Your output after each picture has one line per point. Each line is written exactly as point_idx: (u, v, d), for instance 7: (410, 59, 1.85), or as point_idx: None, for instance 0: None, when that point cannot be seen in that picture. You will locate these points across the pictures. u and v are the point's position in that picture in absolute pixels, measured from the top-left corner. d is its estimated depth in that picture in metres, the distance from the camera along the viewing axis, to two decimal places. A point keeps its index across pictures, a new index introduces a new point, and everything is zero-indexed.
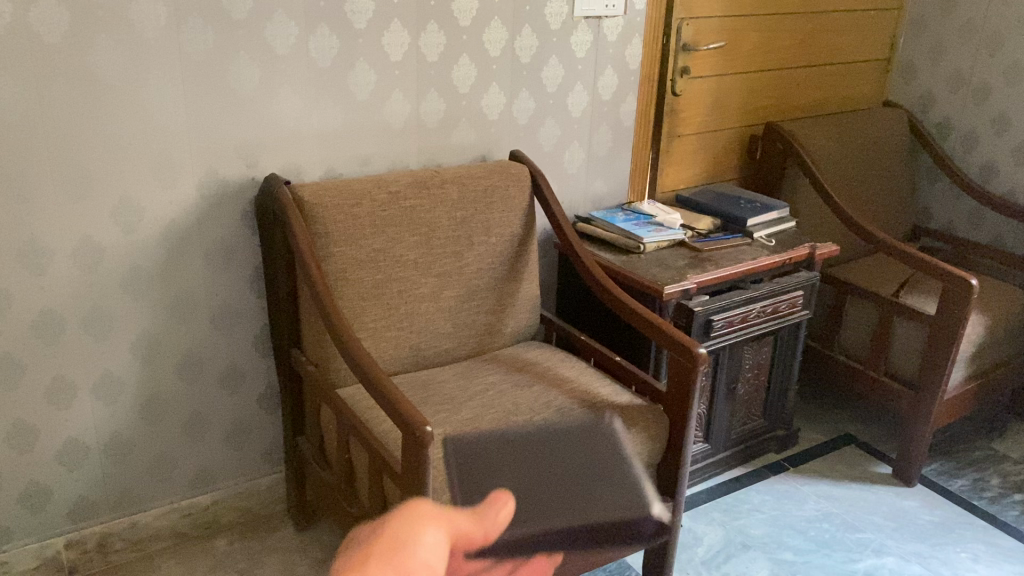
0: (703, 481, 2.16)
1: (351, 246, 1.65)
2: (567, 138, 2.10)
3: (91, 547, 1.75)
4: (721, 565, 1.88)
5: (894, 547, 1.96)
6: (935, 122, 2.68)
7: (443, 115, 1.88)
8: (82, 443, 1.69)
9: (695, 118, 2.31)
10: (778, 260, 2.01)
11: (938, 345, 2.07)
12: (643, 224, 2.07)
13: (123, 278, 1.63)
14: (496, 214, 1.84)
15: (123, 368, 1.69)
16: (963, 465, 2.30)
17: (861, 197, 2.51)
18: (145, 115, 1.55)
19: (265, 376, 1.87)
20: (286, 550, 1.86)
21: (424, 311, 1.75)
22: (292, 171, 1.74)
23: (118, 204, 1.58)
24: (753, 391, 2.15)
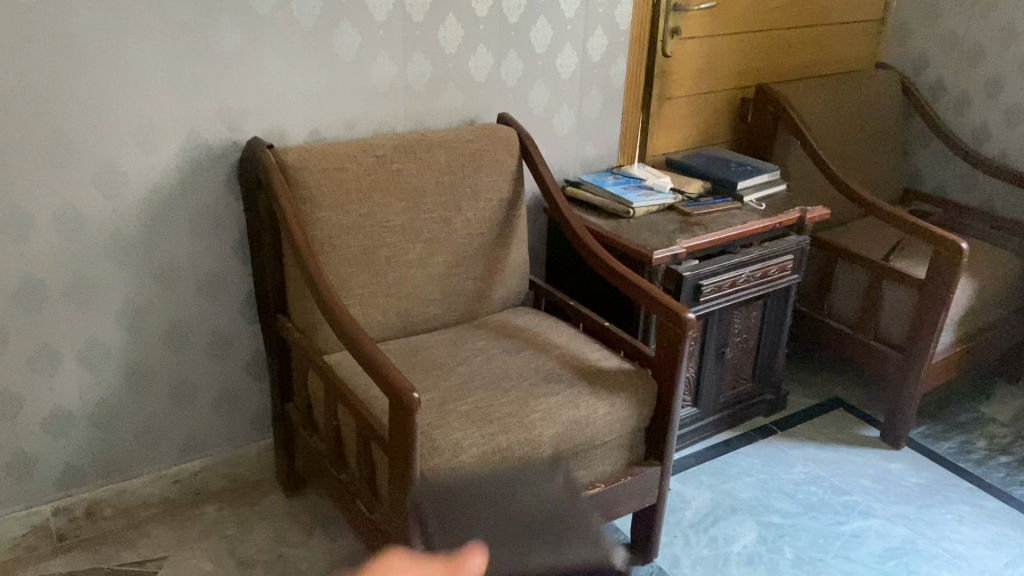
0: (691, 444, 2.16)
1: (337, 212, 1.63)
2: (557, 101, 2.07)
3: (80, 514, 1.74)
4: (709, 527, 1.89)
5: (880, 510, 1.98)
6: (928, 85, 2.65)
7: (430, 77, 1.85)
8: (69, 410, 1.68)
9: (686, 80, 2.28)
10: (768, 224, 2.00)
11: (927, 309, 2.07)
12: (633, 188, 2.05)
13: (106, 244, 1.61)
14: (485, 178, 1.82)
15: (109, 336, 1.67)
16: (951, 428, 2.31)
17: (853, 161, 2.49)
18: (124, 78, 1.51)
19: (252, 343, 1.85)
20: (276, 516, 1.86)
21: (412, 276, 1.74)
22: (277, 135, 1.71)
23: (100, 170, 1.55)
24: (742, 355, 2.15)
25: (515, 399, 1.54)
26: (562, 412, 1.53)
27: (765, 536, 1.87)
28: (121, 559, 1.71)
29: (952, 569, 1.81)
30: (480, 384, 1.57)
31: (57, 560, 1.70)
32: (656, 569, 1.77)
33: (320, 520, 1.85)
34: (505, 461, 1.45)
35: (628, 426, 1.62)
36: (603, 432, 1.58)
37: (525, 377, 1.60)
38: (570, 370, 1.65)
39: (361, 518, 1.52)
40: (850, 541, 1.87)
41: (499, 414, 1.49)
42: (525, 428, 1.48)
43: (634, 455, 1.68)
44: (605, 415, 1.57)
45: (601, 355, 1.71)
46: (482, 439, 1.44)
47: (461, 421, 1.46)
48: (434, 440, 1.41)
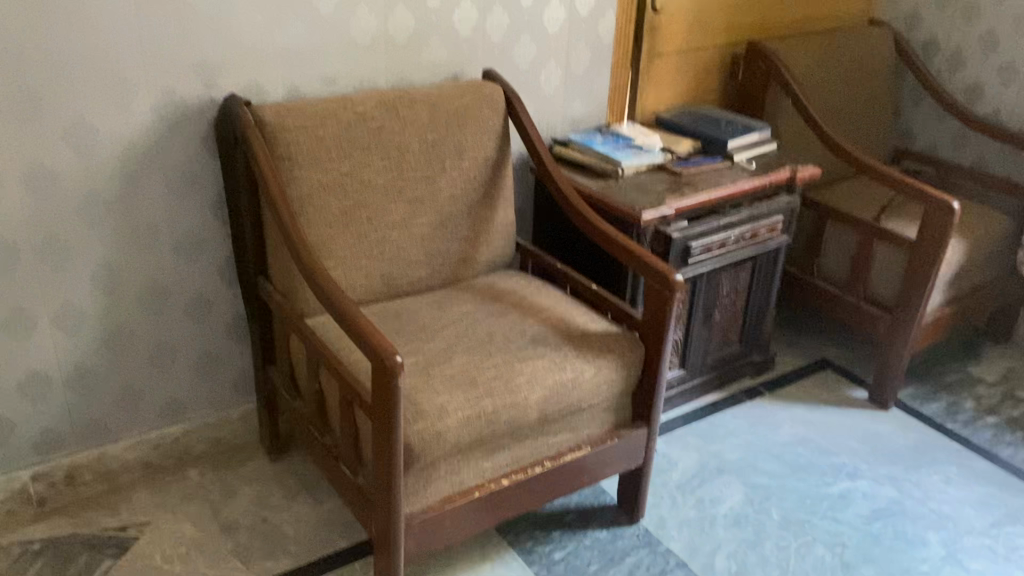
0: (679, 406, 2.15)
1: (317, 170, 1.59)
2: (544, 57, 2.02)
3: (59, 479, 1.72)
4: (696, 489, 1.89)
5: (868, 471, 1.98)
6: (921, 41, 2.61)
7: (412, 31, 1.80)
8: (45, 374, 1.65)
9: (676, 36, 2.23)
10: (758, 183, 1.97)
11: (917, 269, 2.05)
12: (622, 147, 2.01)
13: (79, 204, 1.56)
14: (469, 136, 1.77)
15: (84, 298, 1.63)
16: (938, 389, 2.31)
17: (845, 119, 2.46)
18: (94, 30, 1.46)
19: (233, 306, 1.82)
20: (259, 480, 1.83)
21: (395, 237, 1.70)
22: (254, 90, 1.66)
23: (71, 126, 1.50)
24: (730, 317, 2.13)
25: (500, 362, 1.51)
26: (548, 374, 1.51)
27: (752, 497, 1.87)
28: (102, 524, 1.69)
29: (938, 529, 1.81)
30: (464, 347, 1.54)
31: (38, 526, 1.68)
32: (643, 531, 1.76)
33: (304, 484, 1.83)
34: (490, 424, 1.43)
35: (615, 389, 1.60)
36: (589, 395, 1.56)
37: (511, 339, 1.58)
38: (556, 333, 1.62)
39: (345, 482, 1.50)
40: (838, 502, 1.87)
41: (484, 377, 1.47)
42: (511, 391, 1.46)
43: (621, 417, 1.67)
44: (591, 377, 1.55)
45: (588, 318, 1.69)
46: (467, 402, 1.41)
47: (445, 385, 1.43)
48: (419, 404, 1.39)
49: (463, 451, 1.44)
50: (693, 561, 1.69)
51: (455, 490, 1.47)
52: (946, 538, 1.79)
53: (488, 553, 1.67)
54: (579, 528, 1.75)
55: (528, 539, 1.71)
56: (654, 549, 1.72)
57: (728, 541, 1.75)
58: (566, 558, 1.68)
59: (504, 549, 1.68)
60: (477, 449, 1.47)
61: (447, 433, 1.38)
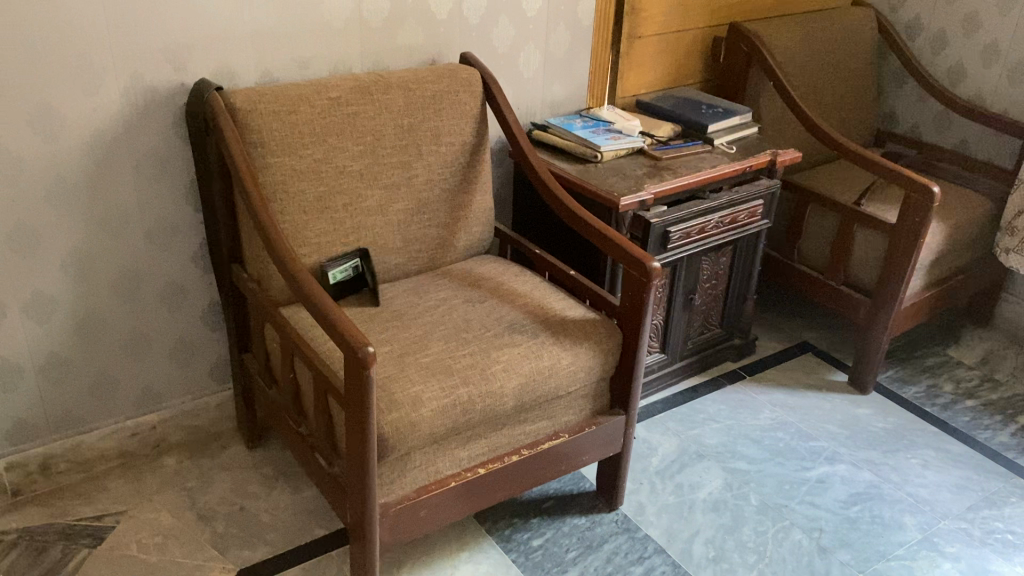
0: (659, 391, 2.15)
1: (289, 156, 1.56)
2: (522, 40, 1.99)
3: (34, 469, 1.70)
4: (675, 474, 1.89)
5: (845, 455, 1.98)
6: (905, 22, 2.58)
7: (388, 14, 1.77)
8: (15, 363, 1.62)
9: (657, 17, 2.20)
10: (737, 168, 1.95)
11: (898, 253, 2.05)
12: (602, 131, 1.99)
13: (47, 190, 1.53)
14: (446, 121, 1.75)
15: (55, 286, 1.61)
16: (917, 371, 2.32)
17: (826, 102, 2.44)
18: (57, 12, 1.42)
19: (209, 293, 1.80)
20: (237, 468, 1.82)
21: (371, 223, 1.68)
22: (226, 75, 1.63)
23: (36, 112, 1.47)
24: (710, 301, 2.13)
25: (476, 350, 1.50)
26: (524, 362, 1.50)
27: (731, 482, 1.87)
28: (78, 513, 1.67)
29: (915, 513, 1.82)
30: (440, 335, 1.53)
31: (12, 515, 1.66)
32: (622, 517, 1.76)
33: (281, 471, 1.82)
34: (466, 413, 1.42)
35: (592, 376, 1.59)
36: (567, 382, 1.55)
37: (487, 327, 1.57)
38: (533, 320, 1.61)
39: (321, 472, 1.49)
40: (816, 487, 1.87)
41: (460, 365, 1.46)
42: (486, 380, 1.45)
43: (598, 404, 1.66)
44: (568, 364, 1.54)
45: (566, 304, 1.68)
46: (443, 391, 1.40)
47: (421, 373, 1.42)
48: (393, 394, 1.37)
49: (439, 440, 1.43)
50: (671, 547, 1.69)
51: (431, 479, 1.46)
52: (922, 522, 1.80)
53: (466, 540, 1.67)
54: (558, 515, 1.75)
55: (507, 526, 1.71)
56: (633, 535, 1.72)
57: (706, 527, 1.75)
58: (544, 545, 1.68)
59: (481, 537, 1.68)
60: (452, 437, 1.46)
61: (422, 423, 1.37)
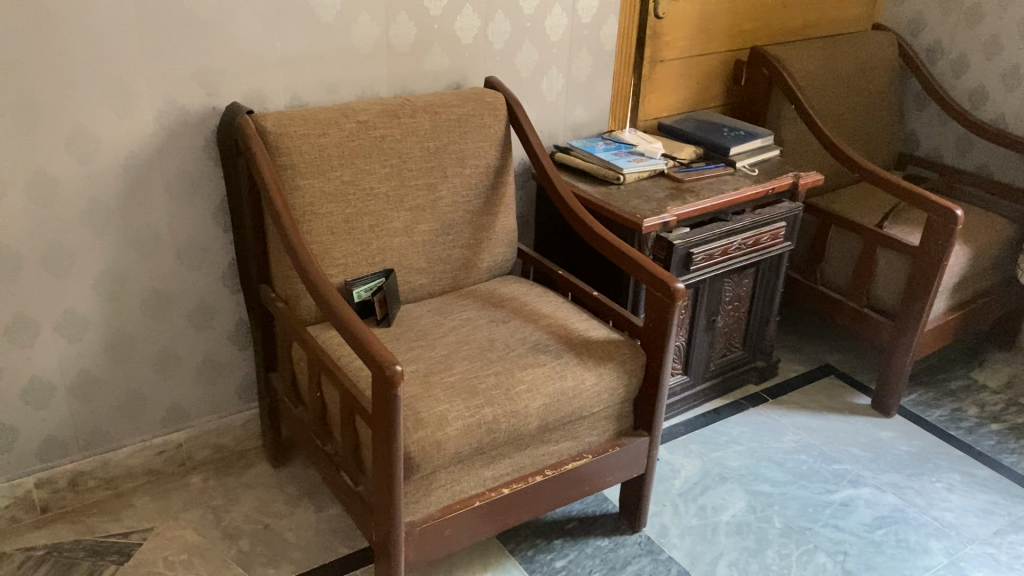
0: (682, 413, 2.15)
1: (318, 178, 1.59)
2: (546, 64, 2.02)
3: (63, 486, 1.72)
4: (698, 497, 1.88)
5: (869, 478, 1.97)
6: (926, 45, 2.59)
7: (414, 40, 1.80)
8: (47, 382, 1.65)
9: (678, 41, 2.22)
10: (760, 190, 1.96)
11: (921, 276, 2.04)
12: (624, 154, 2.01)
13: (81, 211, 1.57)
14: (471, 145, 1.77)
15: (86, 305, 1.64)
16: (941, 395, 2.30)
17: (847, 125, 2.45)
18: (93, 38, 1.46)
19: (236, 313, 1.82)
20: (262, 486, 1.84)
21: (397, 244, 1.70)
22: (256, 99, 1.66)
23: (73, 135, 1.51)
24: (733, 323, 2.13)
25: (501, 369, 1.51)
26: (548, 382, 1.51)
27: (754, 505, 1.87)
28: (106, 530, 1.69)
29: (941, 537, 1.80)
30: (465, 355, 1.55)
31: (41, 531, 1.69)
32: (645, 539, 1.76)
33: (305, 490, 1.84)
34: (491, 433, 1.43)
35: (616, 396, 1.60)
36: (590, 403, 1.55)
37: (512, 347, 1.59)
38: (557, 340, 1.62)
39: (346, 491, 1.50)
40: (839, 510, 1.87)
41: (485, 385, 1.47)
42: (511, 400, 1.46)
43: (621, 425, 1.67)
44: (592, 385, 1.55)
45: (589, 325, 1.69)
46: (468, 411, 1.41)
47: (446, 393, 1.43)
48: (419, 412, 1.39)
49: (464, 460, 1.44)
50: (695, 569, 1.69)
51: (456, 498, 1.47)
52: (948, 547, 1.78)
53: (489, 561, 1.67)
54: (581, 536, 1.75)
55: (530, 547, 1.72)
56: (656, 557, 1.72)
57: (729, 549, 1.74)
58: (567, 566, 1.68)
59: (504, 558, 1.68)
60: (477, 457, 1.46)
61: (447, 442, 1.38)
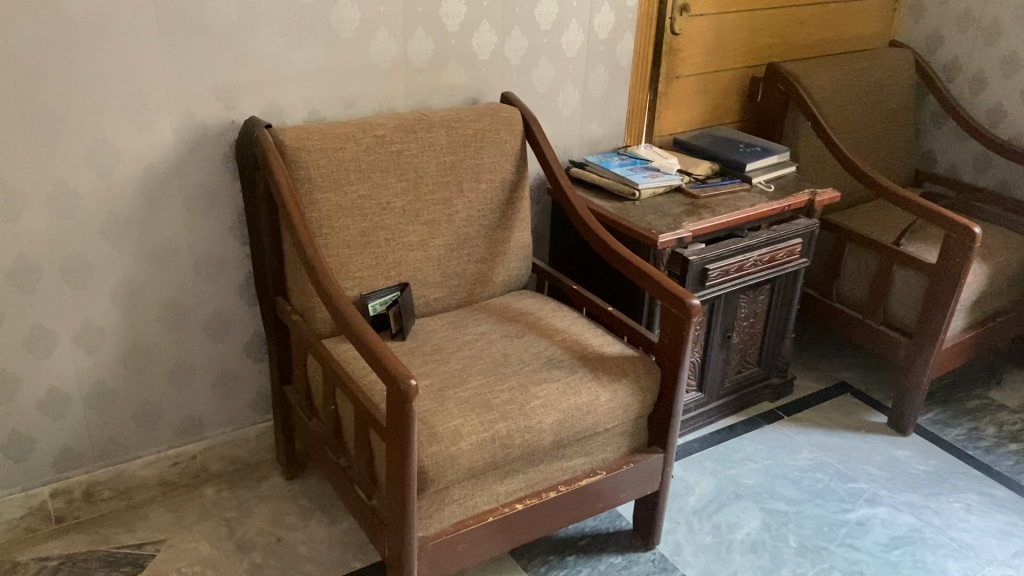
0: (696, 430, 2.14)
1: (335, 192, 1.60)
2: (562, 80, 2.03)
3: (78, 496, 1.73)
4: (712, 514, 1.87)
5: (886, 497, 1.95)
6: (943, 62, 2.59)
7: (432, 55, 1.81)
8: (64, 392, 1.66)
9: (694, 58, 2.23)
10: (776, 207, 1.96)
11: (938, 293, 2.03)
12: (640, 170, 2.01)
13: (100, 223, 1.58)
14: (487, 159, 1.78)
15: (104, 316, 1.65)
16: (959, 414, 2.28)
17: (864, 141, 2.44)
18: (114, 52, 1.48)
19: (252, 325, 1.83)
20: (276, 499, 1.84)
21: (413, 258, 1.71)
22: (275, 113, 1.68)
23: (93, 147, 1.52)
24: (748, 340, 2.12)
25: (515, 385, 1.51)
26: (563, 398, 1.50)
27: (769, 523, 1.85)
28: (119, 541, 1.70)
29: (959, 558, 1.78)
30: (480, 370, 1.55)
31: (56, 542, 1.69)
32: (658, 557, 1.75)
33: (319, 503, 1.84)
34: (505, 448, 1.42)
35: (631, 413, 1.59)
36: (605, 419, 1.55)
37: (526, 361, 1.59)
38: (572, 356, 1.62)
39: (360, 505, 1.50)
40: (855, 529, 1.85)
41: (499, 400, 1.46)
42: (525, 415, 1.45)
43: (636, 442, 1.66)
44: (607, 401, 1.54)
45: (604, 340, 1.69)
46: (482, 425, 1.41)
47: (460, 408, 1.43)
48: (433, 427, 1.39)
49: (477, 475, 1.43)
50: None
51: (469, 513, 1.47)
52: (966, 568, 1.76)
53: None
54: (594, 553, 1.74)
55: (543, 563, 1.71)
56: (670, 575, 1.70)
57: (744, 568, 1.73)
58: None
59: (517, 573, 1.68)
60: (491, 472, 1.46)
61: (461, 457, 1.37)
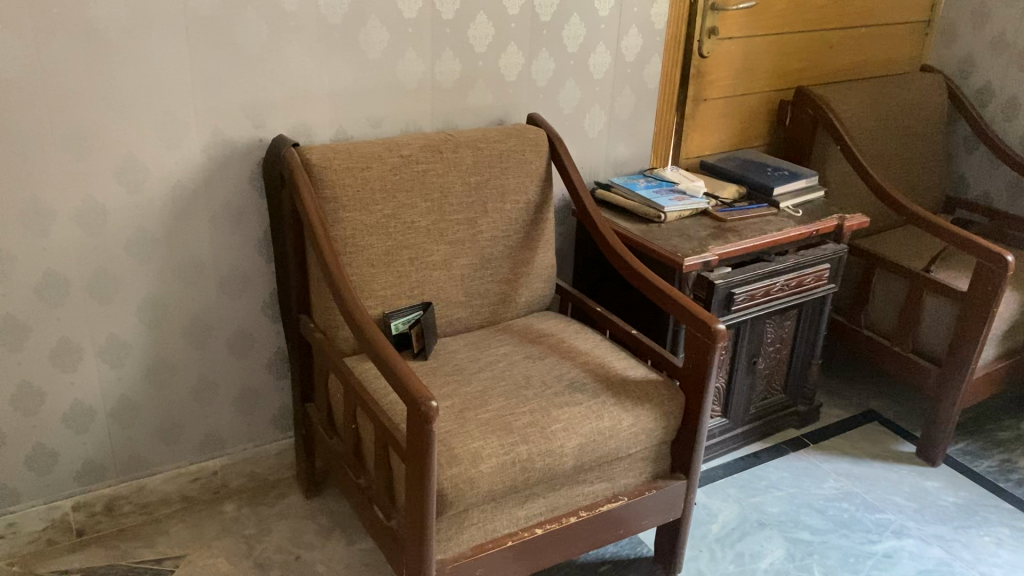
0: (720, 456, 2.11)
1: (360, 211, 1.60)
2: (589, 101, 2.02)
3: (99, 510, 1.74)
4: (735, 543, 1.84)
5: (914, 529, 1.91)
6: (976, 88, 2.56)
7: (459, 76, 1.82)
8: (88, 406, 1.67)
9: (722, 81, 2.22)
10: (804, 231, 1.93)
11: (969, 321, 1.99)
12: (665, 192, 2.00)
13: (128, 239, 1.59)
14: (512, 180, 1.78)
15: (129, 331, 1.66)
16: (990, 445, 2.23)
17: (894, 166, 2.41)
18: (146, 70, 1.49)
19: (275, 342, 1.83)
20: (295, 517, 1.84)
21: (436, 278, 1.71)
22: (302, 132, 1.69)
23: (122, 164, 1.54)
24: (775, 365, 2.10)
25: (537, 407, 1.50)
26: (584, 422, 1.49)
27: (793, 553, 1.82)
28: (138, 556, 1.70)
29: None
30: (501, 392, 1.54)
31: (76, 554, 1.69)
32: None
33: (338, 522, 1.83)
34: (525, 471, 1.41)
35: (654, 438, 1.57)
36: (627, 444, 1.53)
37: (548, 384, 1.57)
38: (595, 379, 1.60)
39: (378, 526, 1.48)
40: (882, 561, 1.81)
41: (520, 423, 1.45)
42: (546, 438, 1.44)
43: (659, 467, 1.64)
44: (630, 426, 1.52)
45: (627, 364, 1.67)
46: (502, 448, 1.40)
47: (481, 430, 1.42)
48: (453, 449, 1.38)
49: (497, 498, 1.42)
50: None
51: (488, 537, 1.45)
52: None
53: None
54: None
55: None
56: None
57: None
58: None
59: None
60: (511, 496, 1.45)
61: (480, 480, 1.36)
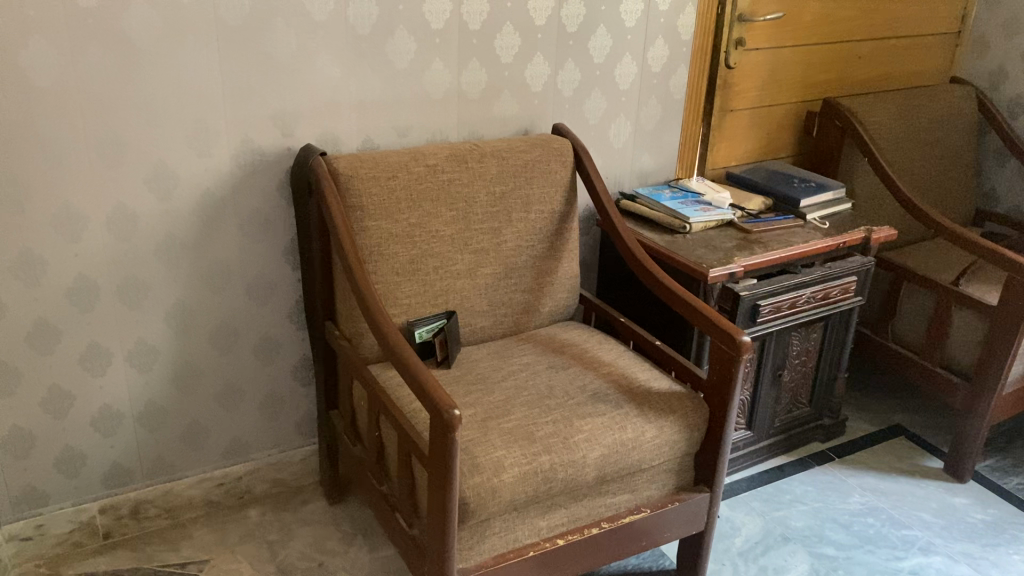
0: (744, 469, 2.10)
1: (386, 220, 1.61)
2: (614, 111, 2.03)
3: (125, 513, 1.76)
4: (758, 557, 1.82)
5: (941, 546, 1.88)
6: (1007, 100, 2.53)
7: (485, 86, 1.83)
8: (116, 410, 1.69)
9: (748, 92, 2.21)
10: (830, 243, 1.92)
11: (999, 336, 1.97)
12: (691, 203, 2.00)
13: (157, 245, 1.61)
14: (537, 190, 1.78)
15: (158, 336, 1.68)
16: (1019, 462, 2.20)
17: (923, 178, 2.39)
18: (177, 79, 1.52)
19: (300, 348, 1.85)
20: (318, 523, 1.85)
21: (460, 286, 1.71)
22: (330, 141, 1.70)
23: (153, 171, 1.56)
24: (800, 378, 2.08)
25: (559, 418, 1.50)
26: (607, 433, 1.48)
27: (818, 568, 1.80)
28: (163, 559, 1.71)
29: None
30: (524, 401, 1.54)
31: (102, 556, 1.71)
32: None
33: (360, 529, 1.84)
34: (547, 482, 1.41)
35: (677, 450, 1.56)
36: (650, 456, 1.52)
37: (571, 394, 1.57)
38: (618, 390, 1.60)
39: (400, 534, 1.49)
40: None
41: (543, 433, 1.45)
42: (569, 449, 1.44)
43: (682, 480, 1.63)
44: (653, 438, 1.52)
45: (651, 375, 1.66)
46: (525, 458, 1.40)
47: (503, 439, 1.42)
48: (476, 457, 1.38)
49: (519, 508, 1.42)
50: None
51: (509, 547, 1.45)
52: None
53: None
54: None
55: None
56: None
57: None
58: None
59: None
60: (533, 506, 1.45)
61: (502, 489, 1.36)
